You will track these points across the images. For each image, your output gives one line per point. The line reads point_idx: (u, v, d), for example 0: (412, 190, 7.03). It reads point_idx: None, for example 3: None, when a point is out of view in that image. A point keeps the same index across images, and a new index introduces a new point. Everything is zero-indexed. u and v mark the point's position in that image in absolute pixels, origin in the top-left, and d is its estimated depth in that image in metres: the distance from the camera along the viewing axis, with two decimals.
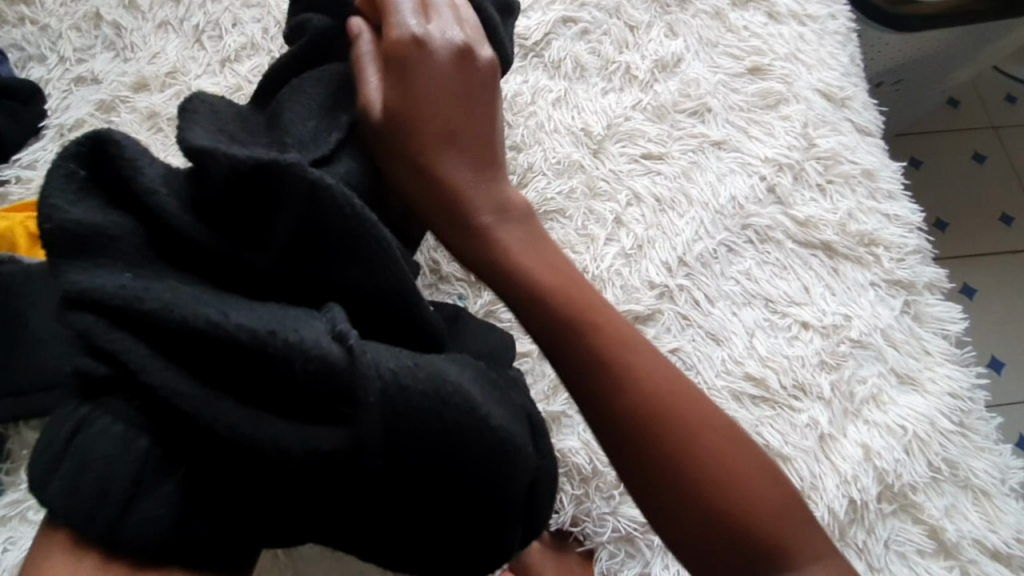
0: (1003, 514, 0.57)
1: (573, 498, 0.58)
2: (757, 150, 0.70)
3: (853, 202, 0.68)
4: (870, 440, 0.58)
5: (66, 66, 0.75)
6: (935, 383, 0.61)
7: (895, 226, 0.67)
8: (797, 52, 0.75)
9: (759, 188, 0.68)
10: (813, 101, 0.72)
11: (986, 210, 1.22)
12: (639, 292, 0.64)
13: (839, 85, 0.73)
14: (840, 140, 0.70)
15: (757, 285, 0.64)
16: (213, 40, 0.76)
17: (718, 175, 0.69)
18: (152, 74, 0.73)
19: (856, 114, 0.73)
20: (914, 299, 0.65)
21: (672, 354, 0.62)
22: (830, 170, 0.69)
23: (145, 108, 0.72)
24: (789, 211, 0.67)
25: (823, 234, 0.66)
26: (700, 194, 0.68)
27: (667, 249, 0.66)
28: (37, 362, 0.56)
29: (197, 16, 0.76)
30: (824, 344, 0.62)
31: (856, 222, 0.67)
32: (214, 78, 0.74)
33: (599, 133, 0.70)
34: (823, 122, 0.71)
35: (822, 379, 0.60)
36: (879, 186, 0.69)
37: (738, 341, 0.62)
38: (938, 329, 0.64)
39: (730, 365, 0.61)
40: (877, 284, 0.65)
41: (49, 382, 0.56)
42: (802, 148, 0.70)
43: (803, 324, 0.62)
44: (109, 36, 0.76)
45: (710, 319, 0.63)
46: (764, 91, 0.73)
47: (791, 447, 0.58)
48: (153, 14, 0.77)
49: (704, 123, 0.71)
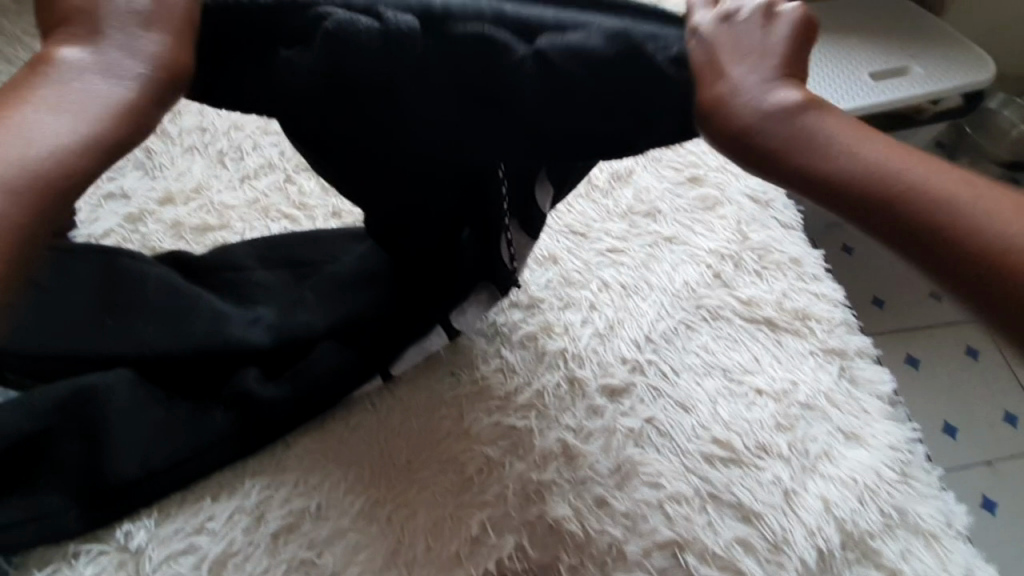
0: (951, 554, 0.64)
1: (569, 567, 0.61)
2: (701, 243, 0.83)
3: (786, 283, 0.79)
4: (828, 492, 0.65)
5: (98, 184, 0.85)
6: (876, 437, 0.69)
7: (823, 302, 0.78)
8: (726, 164, 0.90)
9: (706, 274, 0.80)
10: (743, 203, 0.87)
11: (862, 295, 1.56)
12: (614, 367, 0.73)
13: (763, 191, 0.88)
14: (769, 234, 0.84)
15: (715, 357, 0.74)
16: (234, 160, 0.87)
17: (672, 265, 0.81)
18: (179, 190, 0.84)
19: (779, 212, 0.87)
20: (848, 365, 0.74)
21: (648, 422, 0.69)
22: (763, 258, 0.81)
23: (171, 219, 0.81)
24: (733, 292, 0.79)
25: (764, 310, 0.77)
26: (659, 280, 0.80)
27: (635, 328, 0.76)
28: (104, 473, 0.59)
29: (221, 141, 0.88)
30: (777, 407, 0.70)
31: (790, 300, 0.78)
32: (234, 192, 0.84)
33: (583, 230, 0.84)
34: (753, 220, 0.85)
35: (780, 439, 0.68)
36: (805, 269, 0.81)
37: (704, 408, 0.70)
38: (872, 391, 0.74)
39: (699, 431, 0.69)
40: (815, 352, 0.75)
41: (109, 492, 0.58)
42: (738, 241, 0.83)
43: (757, 390, 0.71)
44: (139, 159, 0.87)
45: (677, 390, 0.72)
46: (702, 196, 0.87)
47: (760, 503, 0.64)
48: (181, 140, 0.89)
49: (656, 222, 0.85)
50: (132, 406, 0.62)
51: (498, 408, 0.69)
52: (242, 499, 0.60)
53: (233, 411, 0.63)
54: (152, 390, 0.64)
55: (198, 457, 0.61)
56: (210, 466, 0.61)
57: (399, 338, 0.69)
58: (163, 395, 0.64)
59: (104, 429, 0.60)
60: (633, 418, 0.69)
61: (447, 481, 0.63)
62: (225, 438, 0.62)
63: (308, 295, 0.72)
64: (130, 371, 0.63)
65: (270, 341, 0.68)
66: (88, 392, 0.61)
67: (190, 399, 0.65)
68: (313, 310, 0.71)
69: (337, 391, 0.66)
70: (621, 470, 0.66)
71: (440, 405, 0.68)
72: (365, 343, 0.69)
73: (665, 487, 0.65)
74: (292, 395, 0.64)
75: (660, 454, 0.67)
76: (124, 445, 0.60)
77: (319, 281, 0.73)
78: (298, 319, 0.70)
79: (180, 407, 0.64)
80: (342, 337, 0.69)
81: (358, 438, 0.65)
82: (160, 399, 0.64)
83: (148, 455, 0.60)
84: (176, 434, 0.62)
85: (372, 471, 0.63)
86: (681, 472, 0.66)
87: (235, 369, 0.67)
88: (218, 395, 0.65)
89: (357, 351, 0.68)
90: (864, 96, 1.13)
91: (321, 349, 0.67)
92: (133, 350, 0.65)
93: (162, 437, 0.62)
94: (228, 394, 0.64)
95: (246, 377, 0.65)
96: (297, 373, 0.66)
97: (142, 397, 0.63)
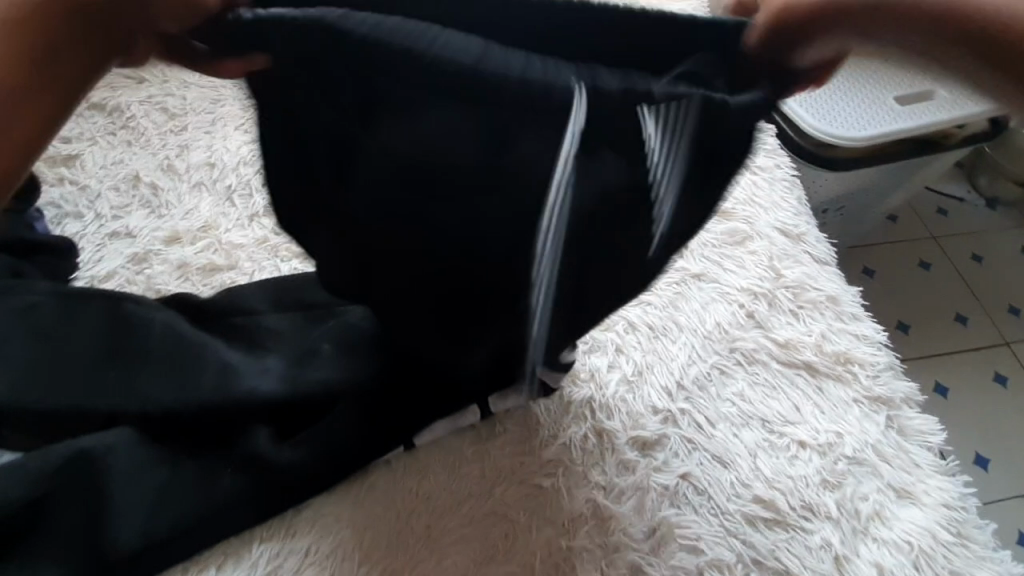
0: None
1: None
2: (731, 281, 0.79)
3: (823, 324, 0.75)
4: (882, 558, 0.60)
5: (102, 223, 0.82)
6: (930, 495, 0.64)
7: (865, 345, 0.74)
8: (754, 196, 0.87)
9: (738, 314, 0.76)
10: (773, 237, 0.83)
11: (888, 319, 1.52)
12: (644, 418, 0.68)
13: (793, 223, 0.84)
14: (803, 271, 0.79)
15: (753, 406, 0.69)
16: (243, 197, 0.84)
17: (701, 303, 0.77)
18: (186, 229, 0.81)
19: (812, 246, 0.83)
20: (895, 414, 0.70)
21: (683, 479, 0.65)
22: (798, 297, 0.77)
23: (177, 260, 0.78)
24: (768, 334, 0.74)
25: (803, 354, 0.72)
26: (689, 321, 0.76)
27: (665, 374, 0.72)
28: (102, 543, 0.55)
29: (230, 178, 0.86)
30: (822, 462, 0.65)
31: (830, 343, 0.73)
32: (243, 230, 0.81)
33: None
34: (786, 255, 0.81)
35: (827, 498, 0.63)
36: (843, 308, 0.77)
37: (743, 462, 0.66)
38: (922, 442, 0.69)
39: (739, 489, 0.64)
40: (860, 400, 0.70)
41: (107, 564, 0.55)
42: (771, 278, 0.79)
43: (800, 443, 0.67)
44: (145, 196, 0.84)
45: (713, 442, 0.67)
46: (731, 230, 0.83)
47: (809, 570, 0.59)
48: (189, 176, 0.86)
49: (683, 258, 0.81)
50: (132, 470, 0.58)
51: (523, 464, 0.65)
52: (250, 569, 0.57)
53: (243, 475, 0.60)
54: (154, 450, 0.60)
55: (202, 525, 0.58)
56: (214, 535, 0.58)
57: (425, 407, 0.65)
58: (166, 456, 0.60)
59: (106, 495, 0.57)
60: (667, 475, 0.65)
61: (470, 549, 0.59)
62: (233, 505, 0.59)
63: (325, 349, 0.68)
64: (132, 430, 0.61)
65: (284, 400, 0.64)
66: (87, 456, 0.58)
67: (197, 459, 0.61)
68: (328, 364, 0.66)
69: (357, 460, 0.62)
70: (657, 534, 0.61)
71: (461, 462, 0.64)
72: (389, 406, 0.64)
73: (705, 553, 0.60)
74: (308, 460, 0.61)
75: (698, 515, 0.62)
76: (126, 512, 0.57)
77: (332, 329, 0.69)
78: (319, 379, 0.65)
79: (184, 469, 0.60)
80: (363, 399, 0.65)
81: (371, 502, 0.61)
82: (162, 460, 0.60)
83: (149, 522, 0.57)
84: (178, 499, 0.58)
85: (389, 538, 0.59)
86: (722, 536, 0.61)
87: (246, 425, 0.63)
88: (226, 457, 0.61)
89: (380, 416, 0.64)
90: (883, 122, 1.10)
91: (345, 416, 0.64)
92: (135, 407, 0.62)
93: (163, 502, 0.58)
94: (239, 455, 0.61)
95: (257, 439, 0.61)
96: (313, 436, 0.62)
97: (143, 460, 0.59)
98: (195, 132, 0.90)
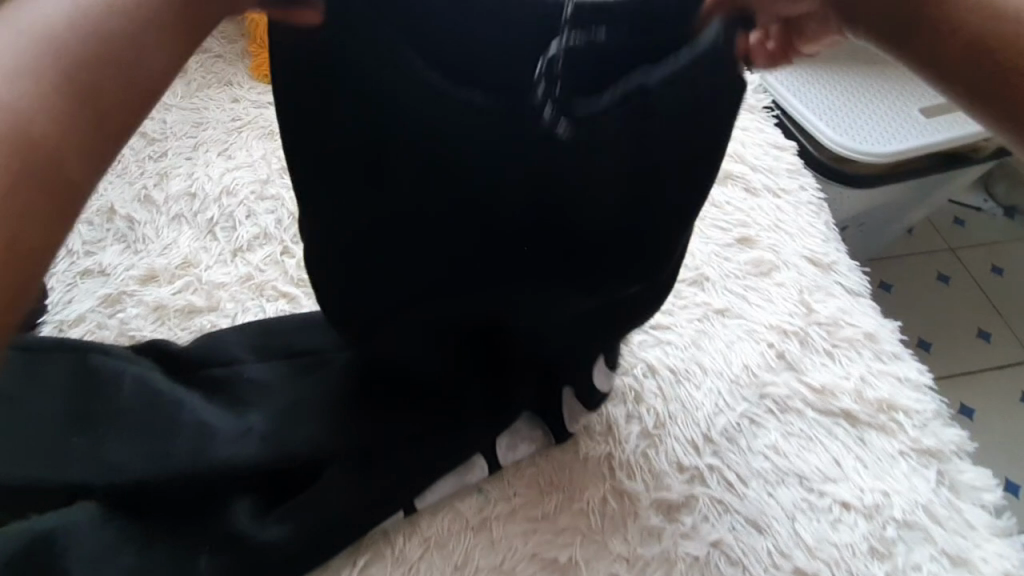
0: None
1: None
2: (758, 317, 0.72)
3: (862, 366, 0.69)
4: None
5: (72, 260, 0.75)
6: (989, 563, 0.58)
7: (908, 389, 0.67)
8: (779, 222, 0.80)
9: (768, 355, 0.69)
10: (802, 267, 0.76)
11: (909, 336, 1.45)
12: (669, 477, 0.62)
13: (823, 251, 0.78)
14: (837, 306, 0.73)
15: (788, 461, 0.63)
16: (225, 230, 0.77)
17: (726, 343, 0.70)
18: (164, 266, 0.74)
19: (843, 277, 0.76)
20: (945, 468, 0.63)
21: (714, 547, 0.58)
22: (833, 335, 0.71)
23: (153, 301, 0.72)
24: (801, 377, 0.68)
25: (841, 401, 0.66)
26: (714, 363, 0.69)
27: (691, 425, 0.65)
28: None
29: (212, 209, 0.79)
30: (869, 527, 0.59)
31: (871, 388, 0.67)
32: (225, 267, 0.74)
33: None
34: (817, 288, 0.74)
35: (876, 570, 0.57)
36: (882, 347, 0.70)
37: (781, 527, 0.59)
38: (976, 500, 0.62)
39: (777, 558, 0.58)
40: (906, 453, 0.63)
41: None
42: (802, 313, 0.72)
43: (843, 505, 0.60)
44: (120, 229, 0.78)
45: (746, 504, 0.60)
46: (756, 260, 0.77)
47: None
48: (167, 208, 0.79)
49: (705, 291, 0.74)
50: (97, 553, 0.52)
51: (537, 535, 0.58)
52: None
53: (223, 556, 0.53)
54: (123, 528, 0.54)
55: None
56: None
57: (429, 464, 0.59)
58: (136, 536, 0.54)
59: None
60: (697, 542, 0.58)
61: None
62: None
63: (313, 400, 0.61)
64: (98, 506, 0.54)
65: (267, 465, 0.57)
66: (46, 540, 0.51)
67: (172, 537, 0.54)
68: (315, 423, 0.60)
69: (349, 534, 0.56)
70: None
71: (467, 533, 0.58)
72: (385, 469, 0.58)
73: None
74: (295, 539, 0.54)
75: None
76: None
77: (320, 383, 0.63)
78: (304, 437, 0.59)
79: (155, 550, 0.53)
80: (354, 462, 0.58)
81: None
82: (131, 541, 0.53)
83: None
84: None
85: None
86: None
87: (225, 501, 0.56)
88: (202, 536, 0.54)
89: (376, 482, 0.57)
90: (903, 136, 1.04)
91: (336, 482, 0.57)
92: (102, 478, 0.55)
93: None
94: (216, 535, 0.54)
95: (238, 514, 0.55)
96: (298, 510, 0.55)
97: (110, 541, 0.53)
98: (175, 158, 0.84)
